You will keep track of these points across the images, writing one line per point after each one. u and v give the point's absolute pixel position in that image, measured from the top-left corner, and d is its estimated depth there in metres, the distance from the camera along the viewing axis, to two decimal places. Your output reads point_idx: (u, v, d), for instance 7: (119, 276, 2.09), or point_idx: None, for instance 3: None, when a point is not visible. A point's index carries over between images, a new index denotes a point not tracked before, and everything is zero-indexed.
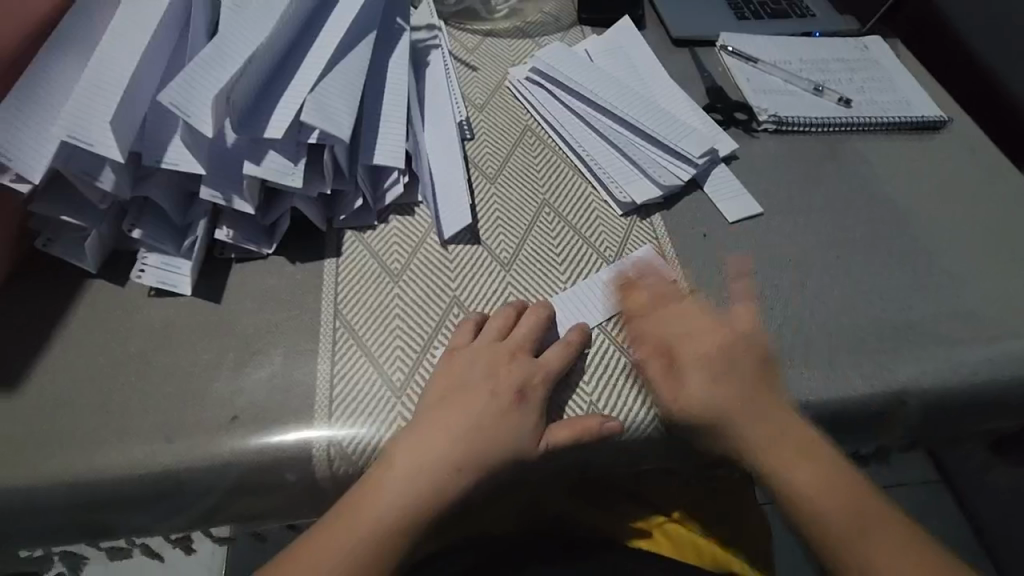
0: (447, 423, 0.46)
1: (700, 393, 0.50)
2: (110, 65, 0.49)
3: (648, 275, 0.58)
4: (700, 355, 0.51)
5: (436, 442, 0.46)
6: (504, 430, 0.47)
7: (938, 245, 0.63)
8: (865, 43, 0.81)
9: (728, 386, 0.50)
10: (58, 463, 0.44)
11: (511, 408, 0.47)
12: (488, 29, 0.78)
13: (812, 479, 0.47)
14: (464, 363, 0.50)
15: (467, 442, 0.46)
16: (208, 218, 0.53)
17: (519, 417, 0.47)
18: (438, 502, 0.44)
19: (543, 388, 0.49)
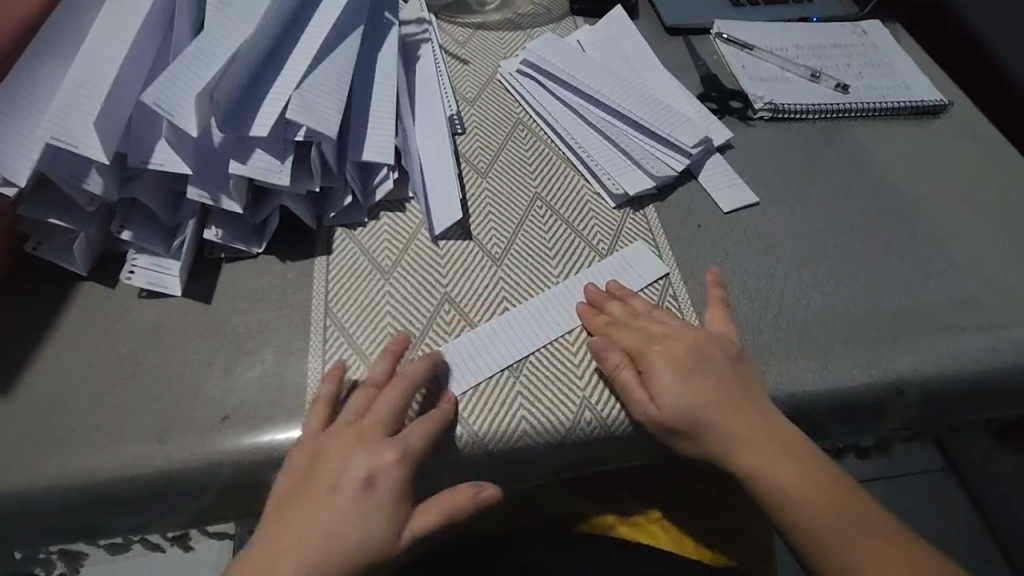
0: (300, 524, 0.42)
1: (674, 409, 0.47)
2: (95, 66, 0.49)
3: (636, 271, 0.57)
4: (670, 369, 0.48)
5: (290, 551, 0.41)
6: (362, 526, 0.41)
7: (937, 232, 0.62)
8: (863, 27, 0.80)
9: (704, 402, 0.47)
10: (51, 465, 0.44)
11: (364, 500, 0.42)
12: (479, 21, 0.77)
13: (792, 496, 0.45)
14: (320, 447, 0.44)
15: (319, 546, 0.41)
16: (196, 218, 0.53)
17: (375, 507, 0.42)
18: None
19: (402, 469, 0.43)
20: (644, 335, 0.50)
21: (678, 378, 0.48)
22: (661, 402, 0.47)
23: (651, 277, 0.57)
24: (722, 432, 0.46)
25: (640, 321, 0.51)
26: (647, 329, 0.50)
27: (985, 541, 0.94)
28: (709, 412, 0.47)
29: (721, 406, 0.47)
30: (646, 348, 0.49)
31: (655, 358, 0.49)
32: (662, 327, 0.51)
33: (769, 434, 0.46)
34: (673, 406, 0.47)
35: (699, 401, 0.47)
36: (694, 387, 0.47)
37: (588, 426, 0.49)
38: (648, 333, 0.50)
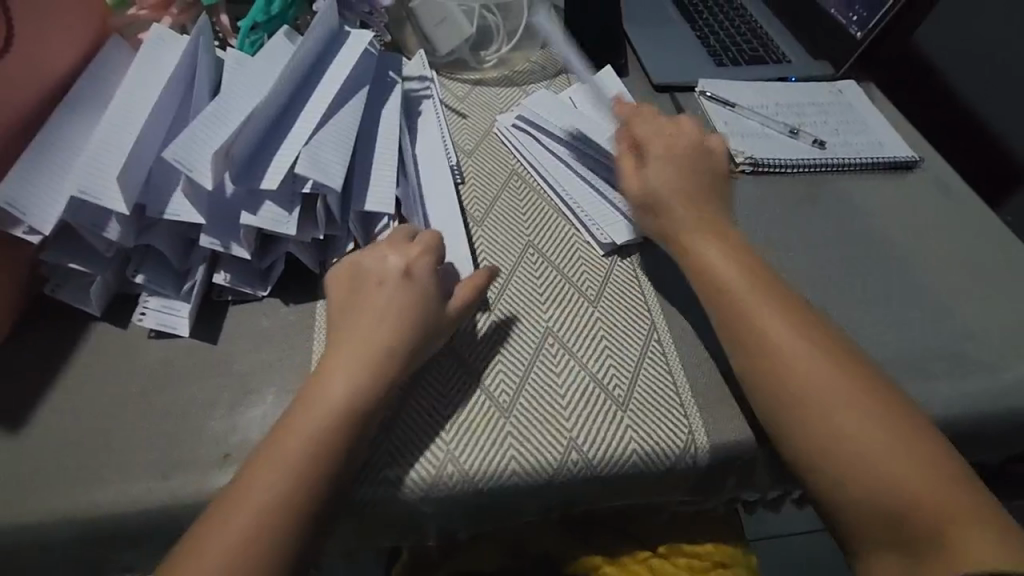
0: (348, 339, 0.50)
1: (644, 188, 0.61)
2: (122, 125, 0.53)
3: (604, 331, 0.58)
4: (664, 165, 0.61)
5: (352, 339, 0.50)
6: (401, 304, 0.51)
7: (909, 281, 0.65)
8: (838, 86, 0.85)
9: (671, 191, 0.60)
10: (59, 500, 0.46)
11: (399, 284, 0.52)
12: (477, 78, 0.82)
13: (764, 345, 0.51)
14: (358, 308, 0.51)
15: (372, 335, 0.50)
16: (207, 263, 0.56)
17: (397, 291, 0.52)
18: (364, 365, 0.48)
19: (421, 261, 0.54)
20: (656, 132, 0.63)
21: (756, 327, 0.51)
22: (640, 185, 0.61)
23: (617, 344, 0.58)
24: (663, 186, 0.60)
25: (651, 117, 0.64)
26: (657, 129, 0.63)
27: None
28: (662, 172, 0.61)
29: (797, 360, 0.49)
30: (654, 141, 0.63)
31: (654, 152, 0.62)
32: (672, 135, 0.63)
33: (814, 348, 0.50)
34: (648, 190, 0.60)
35: (667, 182, 0.60)
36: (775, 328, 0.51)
37: (575, 465, 0.51)
38: (661, 133, 0.63)
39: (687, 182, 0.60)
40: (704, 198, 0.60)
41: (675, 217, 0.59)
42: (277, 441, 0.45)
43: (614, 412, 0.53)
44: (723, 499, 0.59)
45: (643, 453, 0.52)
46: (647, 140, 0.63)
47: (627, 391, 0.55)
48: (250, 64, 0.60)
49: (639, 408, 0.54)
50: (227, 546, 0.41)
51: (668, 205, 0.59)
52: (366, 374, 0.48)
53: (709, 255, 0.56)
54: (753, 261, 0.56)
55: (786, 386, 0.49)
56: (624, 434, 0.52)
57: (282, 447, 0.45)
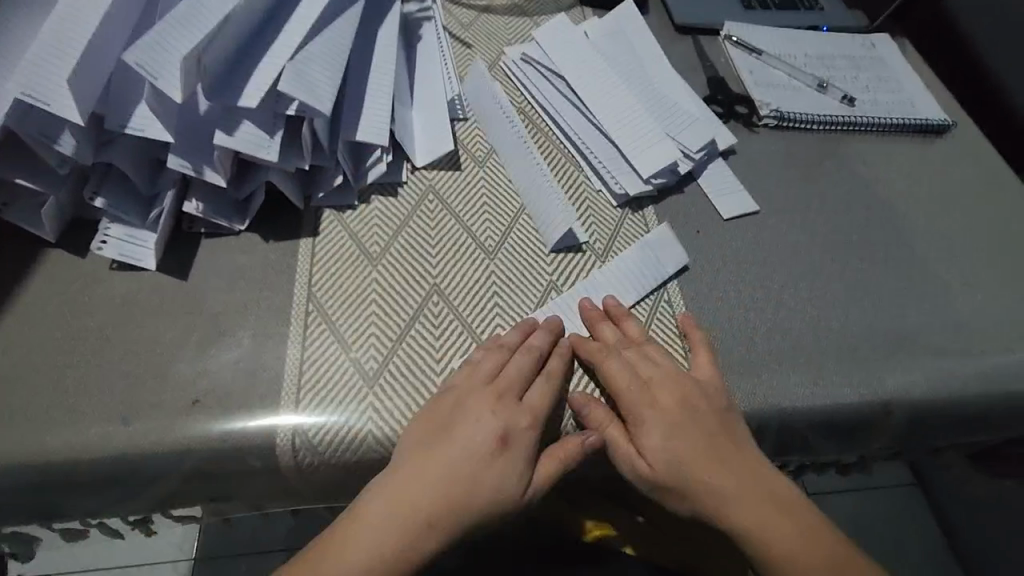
0: (404, 487, 0.42)
1: (662, 463, 0.45)
2: (73, 16, 0.45)
3: (616, 287, 0.54)
4: (660, 420, 0.47)
5: (412, 487, 0.42)
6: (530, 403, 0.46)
7: (934, 254, 0.61)
8: (871, 39, 0.79)
9: (689, 456, 0.45)
10: (7, 443, 0.42)
11: (502, 453, 0.44)
12: (484, 4, 0.75)
13: (748, 505, 0.44)
14: (438, 450, 0.43)
15: (449, 489, 0.42)
16: (176, 190, 0.50)
17: (512, 458, 0.44)
18: (414, 542, 0.41)
19: (538, 424, 0.45)
20: (639, 382, 0.48)
21: (748, 511, 0.44)
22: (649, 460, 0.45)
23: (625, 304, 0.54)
24: (679, 450, 0.46)
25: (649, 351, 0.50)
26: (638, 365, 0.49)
27: (942, 566, 0.91)
28: (674, 436, 0.46)
29: (783, 542, 0.44)
30: (631, 394, 0.47)
31: (640, 402, 0.47)
32: (652, 375, 0.48)
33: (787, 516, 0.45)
34: (662, 464, 0.45)
35: (684, 448, 0.46)
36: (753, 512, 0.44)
37: (573, 429, 0.48)
38: (643, 376, 0.48)
39: (688, 424, 0.46)
40: (718, 447, 0.46)
41: (709, 484, 0.45)
42: (338, 546, 0.41)
43: None
44: None
45: None
46: (629, 396, 0.47)
47: None
48: None
49: None
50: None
51: (704, 481, 0.45)
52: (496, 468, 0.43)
53: (716, 495, 0.45)
54: (746, 456, 0.46)
55: (763, 541, 0.44)
56: None
57: (366, 530, 0.41)
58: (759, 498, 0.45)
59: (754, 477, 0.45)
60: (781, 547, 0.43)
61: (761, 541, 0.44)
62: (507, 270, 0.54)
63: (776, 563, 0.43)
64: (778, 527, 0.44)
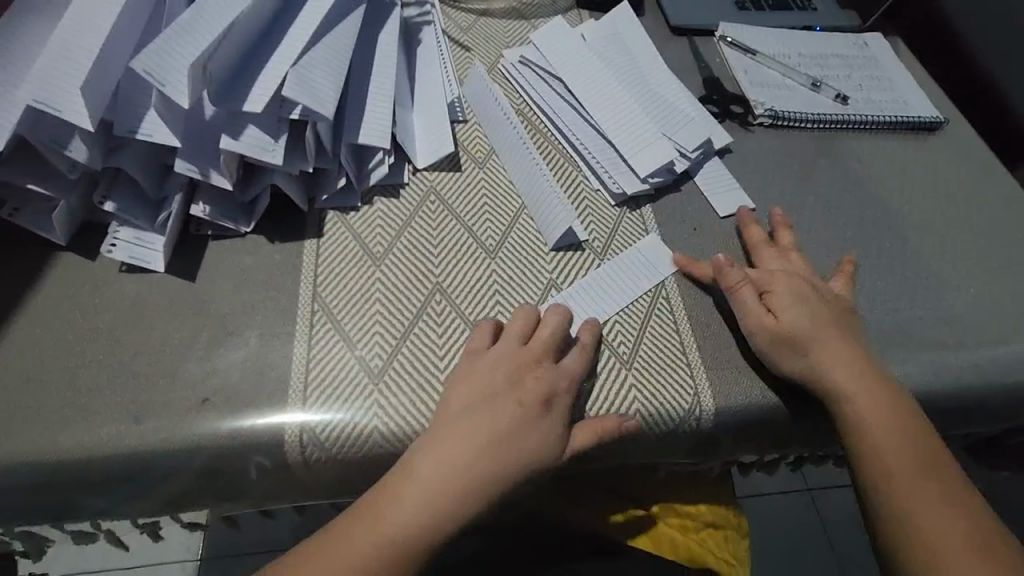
0: (448, 442, 0.44)
1: (786, 323, 0.51)
2: (81, 26, 0.46)
3: (615, 285, 0.55)
4: (794, 295, 0.53)
5: (458, 448, 0.44)
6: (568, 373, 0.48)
7: (928, 249, 0.62)
8: (864, 38, 0.80)
9: (819, 325, 0.51)
10: (22, 442, 0.43)
11: (541, 418, 0.46)
12: (482, 8, 0.76)
13: (858, 377, 0.49)
14: (482, 414, 0.45)
15: (493, 450, 0.44)
16: (183, 193, 0.51)
17: (551, 422, 0.46)
18: (459, 499, 0.43)
19: (572, 391, 0.48)
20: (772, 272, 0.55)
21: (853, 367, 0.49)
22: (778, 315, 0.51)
23: (626, 301, 0.54)
24: (808, 320, 0.51)
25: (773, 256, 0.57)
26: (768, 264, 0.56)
27: None
28: (802, 305, 0.52)
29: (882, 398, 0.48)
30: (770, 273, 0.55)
31: (776, 282, 0.54)
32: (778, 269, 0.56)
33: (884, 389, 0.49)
34: (788, 325, 0.51)
35: (815, 318, 0.51)
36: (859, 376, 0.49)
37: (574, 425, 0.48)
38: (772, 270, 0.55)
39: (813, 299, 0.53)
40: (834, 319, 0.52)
41: (826, 344, 0.50)
42: (391, 495, 0.43)
43: (617, 370, 0.51)
44: (720, 461, 0.57)
45: (647, 414, 0.49)
46: (763, 279, 0.54)
47: (632, 349, 0.52)
48: None
49: (644, 367, 0.51)
50: (382, 545, 0.41)
51: (821, 345, 0.50)
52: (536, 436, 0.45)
53: (827, 358, 0.50)
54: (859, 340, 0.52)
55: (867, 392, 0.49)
56: (628, 393, 0.50)
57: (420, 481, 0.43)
58: (867, 374, 0.49)
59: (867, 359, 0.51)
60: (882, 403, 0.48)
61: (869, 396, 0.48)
62: (508, 270, 0.55)
63: (867, 428, 0.48)
64: (876, 400, 0.48)
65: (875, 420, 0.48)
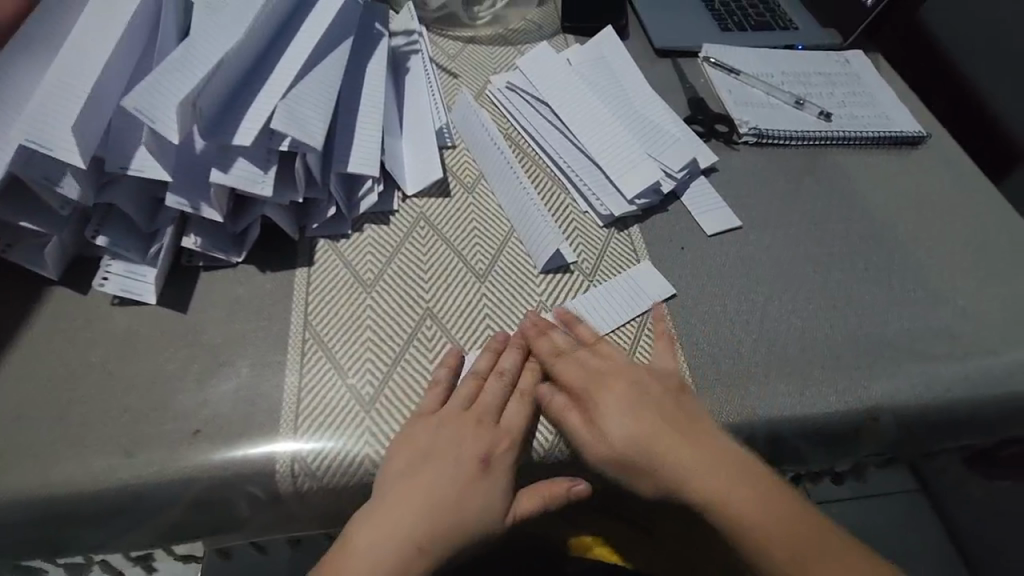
0: (386, 512, 0.44)
1: (623, 443, 0.48)
2: (76, 67, 0.47)
3: (610, 305, 0.56)
4: (616, 403, 0.49)
5: (396, 516, 0.44)
6: (502, 431, 0.48)
7: (914, 262, 0.63)
8: (846, 56, 0.81)
9: (652, 434, 0.48)
10: (12, 480, 0.43)
11: (481, 478, 0.46)
12: (470, 36, 0.77)
13: (707, 472, 0.46)
14: (418, 480, 0.45)
15: (432, 514, 0.44)
16: (175, 226, 0.52)
17: (493, 482, 0.46)
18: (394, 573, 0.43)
19: (513, 450, 0.48)
20: (588, 370, 0.50)
21: (703, 473, 0.46)
22: (610, 440, 0.47)
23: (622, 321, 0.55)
24: (642, 431, 0.48)
25: (589, 347, 0.52)
26: (585, 365, 0.51)
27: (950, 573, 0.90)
28: (628, 416, 0.48)
29: (744, 501, 0.46)
30: (573, 371, 0.50)
31: (597, 391, 0.49)
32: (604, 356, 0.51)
33: (744, 482, 0.46)
34: (622, 446, 0.47)
35: (641, 432, 0.48)
36: (714, 478, 0.46)
37: (567, 446, 0.49)
38: (592, 367, 0.50)
39: (645, 397, 0.49)
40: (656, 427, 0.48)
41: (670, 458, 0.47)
42: None
43: None
44: None
45: None
46: (585, 384, 0.50)
47: None
48: (223, 6, 0.54)
49: None
50: None
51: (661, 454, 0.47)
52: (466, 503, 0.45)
53: (677, 469, 0.47)
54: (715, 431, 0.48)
55: (726, 500, 0.46)
56: None
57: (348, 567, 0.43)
58: (720, 471, 0.46)
59: (717, 447, 0.47)
60: (743, 503, 0.46)
61: (729, 502, 0.46)
62: (499, 295, 0.55)
63: (744, 533, 0.45)
64: (740, 493, 0.46)
65: (747, 516, 0.45)
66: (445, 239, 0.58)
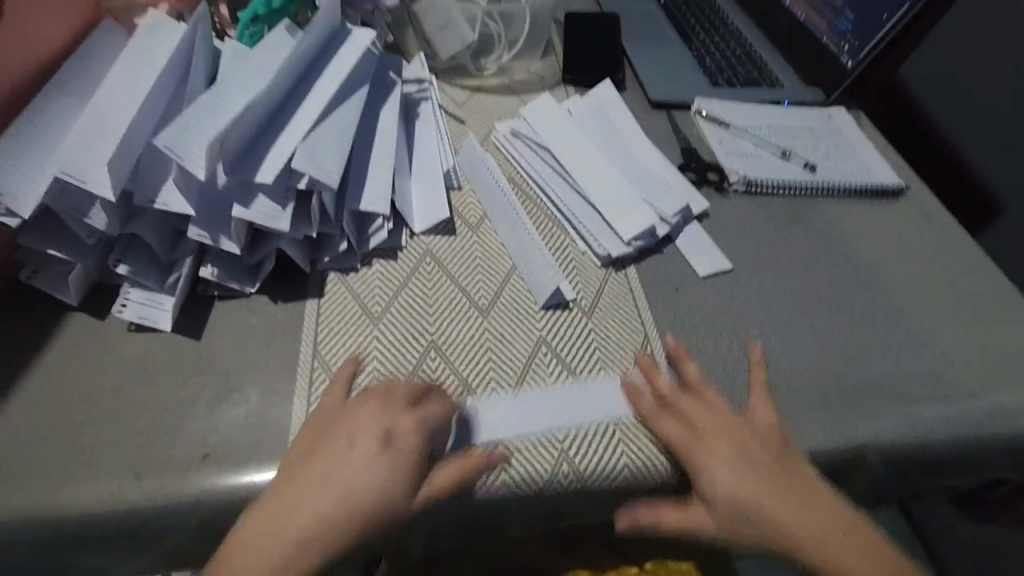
0: (280, 502, 0.44)
1: (726, 502, 0.48)
2: (113, 107, 0.51)
3: (609, 339, 0.58)
4: (721, 463, 0.49)
5: (284, 502, 0.44)
6: (409, 420, 0.48)
7: (897, 307, 0.66)
8: (829, 113, 0.87)
9: (755, 498, 0.48)
10: (22, 502, 0.44)
11: (385, 454, 0.46)
12: (476, 85, 0.82)
13: (810, 533, 0.47)
14: (320, 454, 0.46)
15: (326, 499, 0.44)
16: (193, 257, 0.54)
17: (391, 461, 0.46)
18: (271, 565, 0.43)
19: (419, 434, 0.48)
20: (690, 426, 0.51)
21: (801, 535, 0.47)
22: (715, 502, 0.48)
23: (621, 355, 0.57)
24: (745, 490, 0.48)
25: (682, 405, 0.52)
26: (689, 421, 0.51)
27: None
28: (736, 472, 0.49)
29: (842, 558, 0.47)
30: (674, 428, 0.51)
31: (702, 448, 0.49)
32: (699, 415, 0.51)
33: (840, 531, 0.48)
34: (728, 504, 0.48)
35: (752, 487, 0.48)
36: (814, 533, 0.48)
37: (565, 477, 0.50)
38: (693, 422, 0.51)
39: (747, 453, 0.50)
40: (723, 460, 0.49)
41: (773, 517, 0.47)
42: None
43: (605, 425, 0.53)
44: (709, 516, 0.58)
45: (634, 467, 0.51)
46: (686, 441, 0.50)
47: (620, 404, 0.54)
48: (250, 54, 0.58)
49: (631, 421, 0.53)
50: None
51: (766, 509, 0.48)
52: (357, 491, 0.44)
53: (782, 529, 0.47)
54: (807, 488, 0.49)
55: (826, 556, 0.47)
56: (615, 447, 0.51)
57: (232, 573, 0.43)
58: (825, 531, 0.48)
59: (813, 504, 0.49)
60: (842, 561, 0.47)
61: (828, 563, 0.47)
62: (500, 329, 0.58)
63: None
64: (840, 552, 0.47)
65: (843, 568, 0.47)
66: (451, 275, 0.61)
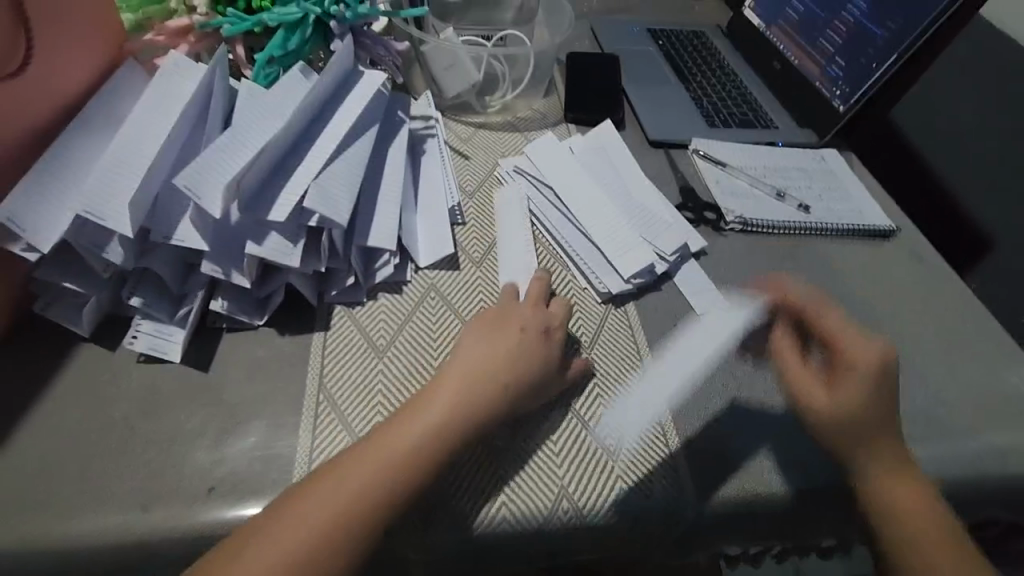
0: (389, 428, 0.49)
1: (851, 400, 0.55)
2: (134, 147, 0.53)
3: (607, 374, 0.60)
4: (860, 382, 0.56)
5: (371, 448, 0.47)
6: (529, 349, 0.55)
7: (890, 346, 0.67)
8: (822, 154, 0.90)
9: (868, 423, 0.54)
10: (30, 532, 0.44)
11: (514, 349, 0.54)
12: (480, 122, 0.85)
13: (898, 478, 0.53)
14: (441, 385, 0.51)
15: (449, 403, 0.50)
16: (204, 290, 0.55)
17: (508, 374, 0.53)
18: (361, 484, 0.45)
19: (535, 354, 0.55)
20: (856, 370, 0.56)
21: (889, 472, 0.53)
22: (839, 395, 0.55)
23: (619, 390, 0.59)
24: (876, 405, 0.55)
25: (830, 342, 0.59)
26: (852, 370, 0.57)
27: None
28: (869, 387, 0.56)
29: (910, 493, 0.53)
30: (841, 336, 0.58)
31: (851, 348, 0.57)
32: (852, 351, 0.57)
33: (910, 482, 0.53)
34: (851, 399, 0.55)
35: (876, 431, 0.54)
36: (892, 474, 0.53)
37: (565, 513, 0.51)
38: (855, 378, 0.56)
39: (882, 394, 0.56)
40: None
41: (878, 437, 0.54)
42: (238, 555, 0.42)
43: (604, 460, 0.54)
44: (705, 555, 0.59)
45: (634, 503, 0.52)
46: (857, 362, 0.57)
47: (619, 440, 0.55)
48: (265, 96, 0.60)
49: (630, 457, 0.54)
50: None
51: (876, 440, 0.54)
52: (476, 402, 0.51)
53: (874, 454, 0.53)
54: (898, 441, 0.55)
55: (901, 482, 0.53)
56: (614, 482, 0.52)
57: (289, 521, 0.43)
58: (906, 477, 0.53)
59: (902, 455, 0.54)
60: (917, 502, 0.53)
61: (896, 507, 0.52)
62: None
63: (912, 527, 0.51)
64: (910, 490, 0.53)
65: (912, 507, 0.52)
66: (454, 309, 0.62)
